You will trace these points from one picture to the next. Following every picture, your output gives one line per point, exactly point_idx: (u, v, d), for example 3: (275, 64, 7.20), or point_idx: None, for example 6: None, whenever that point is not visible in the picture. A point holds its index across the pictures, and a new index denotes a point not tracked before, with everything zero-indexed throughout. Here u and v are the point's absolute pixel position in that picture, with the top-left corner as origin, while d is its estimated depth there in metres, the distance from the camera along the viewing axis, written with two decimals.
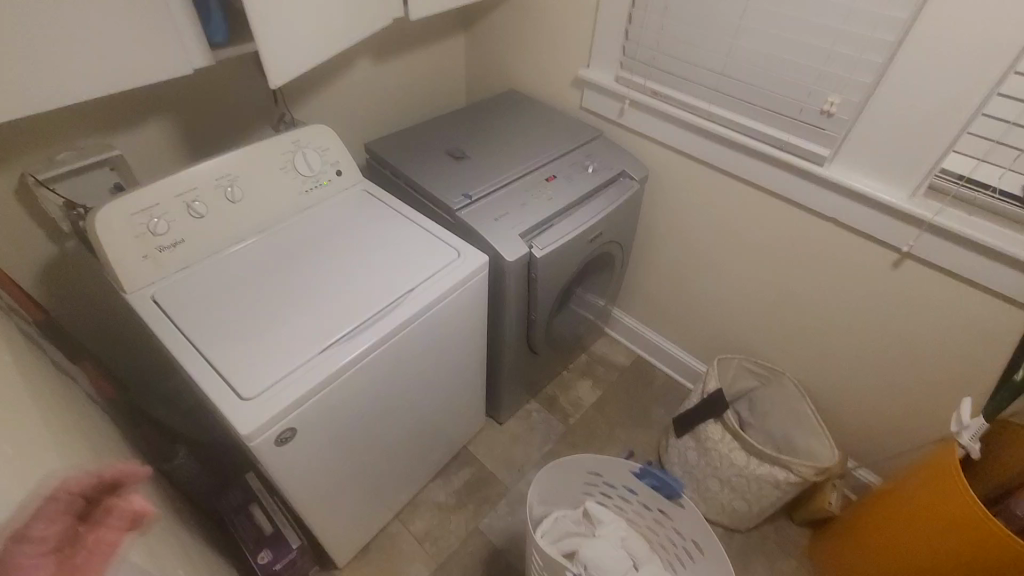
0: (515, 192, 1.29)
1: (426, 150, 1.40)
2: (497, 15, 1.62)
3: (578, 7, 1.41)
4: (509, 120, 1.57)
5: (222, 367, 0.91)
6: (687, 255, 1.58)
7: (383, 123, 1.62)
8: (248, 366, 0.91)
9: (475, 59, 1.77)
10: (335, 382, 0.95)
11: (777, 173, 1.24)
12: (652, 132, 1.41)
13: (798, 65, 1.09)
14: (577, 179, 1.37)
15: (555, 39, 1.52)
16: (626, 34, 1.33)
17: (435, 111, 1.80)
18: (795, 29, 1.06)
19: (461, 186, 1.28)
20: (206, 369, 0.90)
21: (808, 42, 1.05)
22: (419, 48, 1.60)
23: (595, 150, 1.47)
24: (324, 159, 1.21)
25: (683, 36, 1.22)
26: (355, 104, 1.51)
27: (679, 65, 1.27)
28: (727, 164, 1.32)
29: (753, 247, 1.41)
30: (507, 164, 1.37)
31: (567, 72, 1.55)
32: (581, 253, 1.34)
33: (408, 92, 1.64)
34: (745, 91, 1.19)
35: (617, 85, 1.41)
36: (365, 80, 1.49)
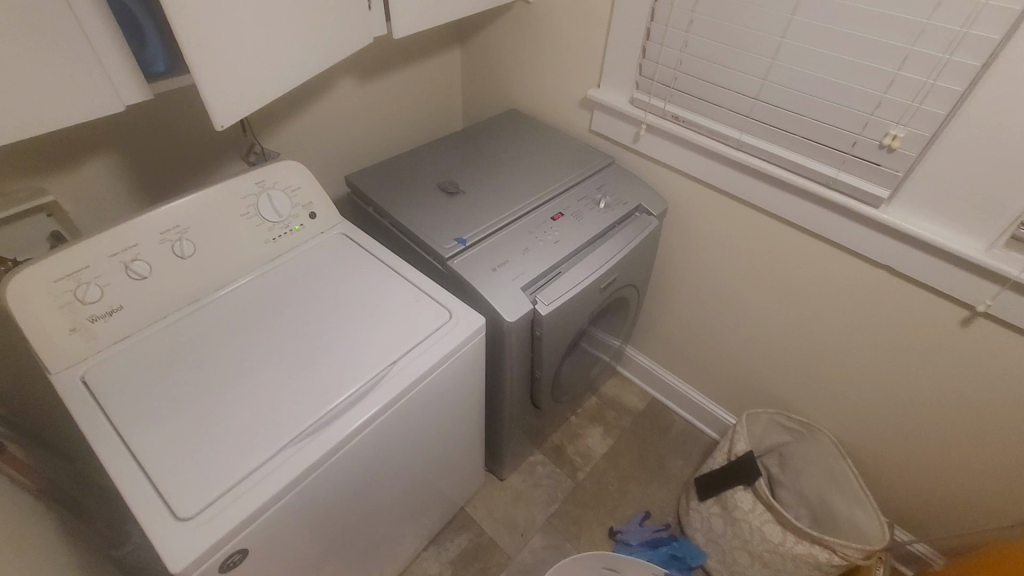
0: (517, 235, 1.12)
1: (415, 183, 1.23)
2: (495, 28, 1.46)
3: (588, 19, 1.25)
4: (510, 146, 1.40)
5: (159, 473, 0.74)
6: (711, 295, 1.41)
7: (369, 149, 1.46)
8: (194, 479, 0.74)
9: (471, 75, 1.60)
10: (298, 487, 0.78)
11: (823, 212, 1.06)
12: (672, 160, 1.24)
13: (851, 91, 0.91)
14: (587, 217, 1.19)
15: (561, 54, 1.36)
16: (643, 51, 1.16)
17: (429, 132, 1.64)
18: (849, 49, 0.88)
19: (454, 229, 1.11)
20: (136, 477, 0.74)
21: (866, 65, 0.88)
22: (410, 66, 1.44)
23: (606, 180, 1.30)
24: (295, 201, 1.04)
25: (711, 54, 1.05)
26: (336, 129, 1.34)
27: (705, 88, 1.09)
28: (762, 199, 1.14)
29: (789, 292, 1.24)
30: (508, 201, 1.20)
31: (575, 91, 1.38)
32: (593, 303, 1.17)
33: (397, 114, 1.48)
34: (784, 119, 1.01)
35: (632, 108, 1.24)
36: (347, 103, 1.33)
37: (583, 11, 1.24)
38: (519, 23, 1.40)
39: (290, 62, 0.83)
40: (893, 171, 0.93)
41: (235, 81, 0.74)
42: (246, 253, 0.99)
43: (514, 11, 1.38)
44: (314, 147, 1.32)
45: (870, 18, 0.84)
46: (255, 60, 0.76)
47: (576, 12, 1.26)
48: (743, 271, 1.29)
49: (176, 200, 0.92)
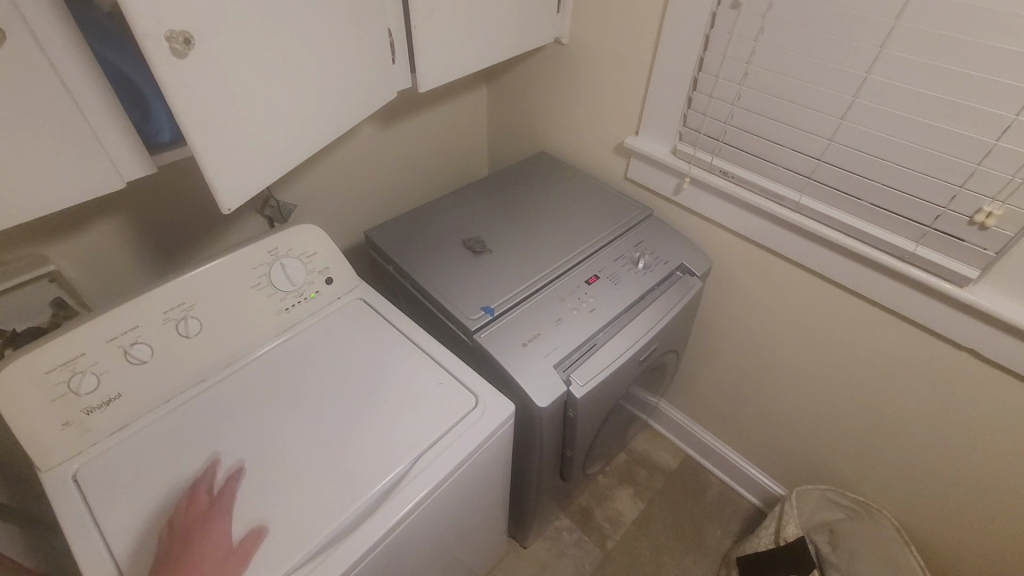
0: (550, 303, 1.03)
1: (439, 240, 1.15)
2: (524, 67, 1.38)
3: (627, 64, 1.15)
4: (540, 194, 1.31)
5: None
6: (757, 358, 1.29)
7: (390, 195, 1.38)
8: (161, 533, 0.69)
9: (498, 115, 1.52)
10: None
11: (895, 284, 0.95)
12: (718, 217, 1.14)
13: (935, 159, 0.80)
14: (625, 281, 1.10)
15: (597, 98, 1.26)
16: (689, 101, 1.06)
17: (453, 174, 1.56)
18: (936, 113, 0.77)
19: (482, 295, 1.02)
20: None
21: (956, 132, 0.76)
22: (434, 108, 1.36)
23: (645, 236, 1.20)
24: (310, 267, 0.97)
25: (767, 109, 0.95)
26: (356, 177, 1.27)
27: (758, 144, 0.99)
28: (821, 265, 1.03)
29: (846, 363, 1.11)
30: (539, 261, 1.11)
31: (610, 136, 1.29)
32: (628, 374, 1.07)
33: (420, 157, 1.40)
34: (852, 184, 0.91)
35: (675, 159, 1.14)
36: (368, 150, 1.26)
37: (622, 55, 1.15)
38: (551, 64, 1.31)
39: (307, 130, 0.76)
40: (981, 248, 0.81)
41: (245, 161, 0.66)
42: (258, 325, 0.92)
43: (546, 51, 1.30)
44: (332, 197, 1.24)
45: (964, 81, 0.73)
46: (267, 135, 0.69)
47: (615, 56, 1.17)
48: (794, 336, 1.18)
49: (184, 272, 0.85)
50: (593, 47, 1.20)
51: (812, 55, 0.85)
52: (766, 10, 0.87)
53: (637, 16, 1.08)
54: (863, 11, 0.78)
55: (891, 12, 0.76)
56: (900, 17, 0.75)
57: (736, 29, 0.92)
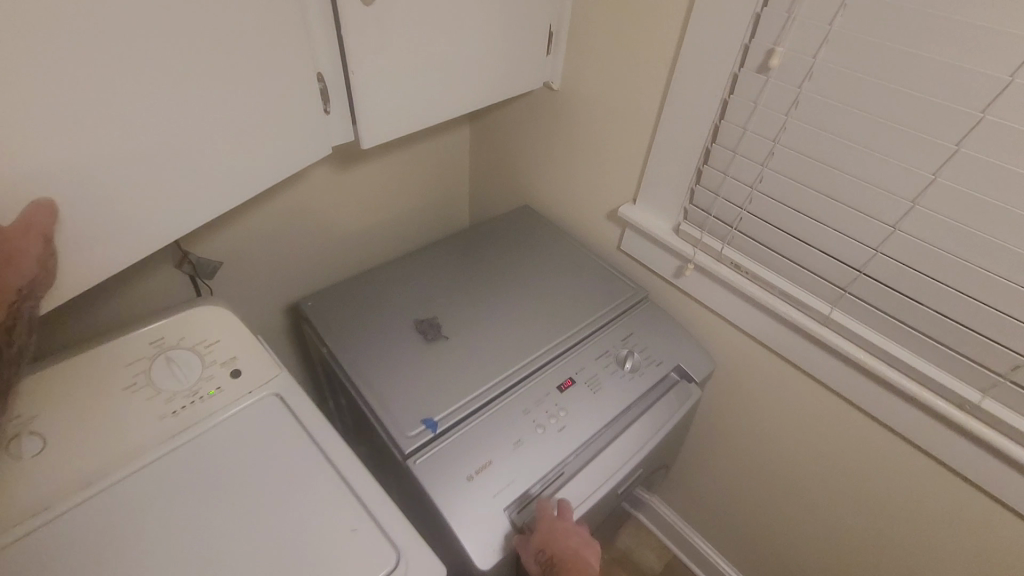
0: (509, 417, 0.82)
1: (387, 318, 0.95)
2: (511, 111, 1.19)
3: (627, 122, 0.97)
4: (517, 261, 1.12)
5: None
6: (761, 476, 1.08)
7: (346, 248, 1.19)
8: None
9: (481, 160, 1.34)
10: None
11: (945, 433, 0.74)
12: (726, 313, 0.94)
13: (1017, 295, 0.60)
14: (607, 388, 0.89)
15: (590, 155, 1.07)
16: (698, 174, 0.87)
17: (428, 222, 1.36)
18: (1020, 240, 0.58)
19: (426, 402, 0.82)
20: None
21: None
22: (403, 151, 1.17)
23: (635, 326, 1.00)
24: (209, 359, 0.80)
25: (795, 200, 0.75)
26: (302, 229, 1.08)
27: (780, 238, 0.79)
28: (851, 391, 0.82)
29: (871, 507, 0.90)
30: (503, 355, 0.91)
31: (604, 200, 1.09)
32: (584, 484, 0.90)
33: (384, 205, 1.21)
34: (899, 305, 0.71)
35: (676, 239, 0.94)
36: (318, 199, 1.07)
37: (621, 111, 0.96)
38: (541, 111, 1.12)
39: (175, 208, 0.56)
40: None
41: None
42: (131, 434, 0.72)
43: (535, 96, 1.11)
44: (269, 252, 1.05)
45: None
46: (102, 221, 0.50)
47: (613, 111, 0.98)
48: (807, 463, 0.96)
49: (43, 370, 0.71)
50: (589, 98, 1.01)
51: (860, 143, 0.66)
52: (803, 80, 0.67)
53: (642, 68, 0.89)
54: (934, 98, 0.58)
55: (973, 103, 0.56)
56: (986, 111, 0.56)
57: (761, 99, 0.73)
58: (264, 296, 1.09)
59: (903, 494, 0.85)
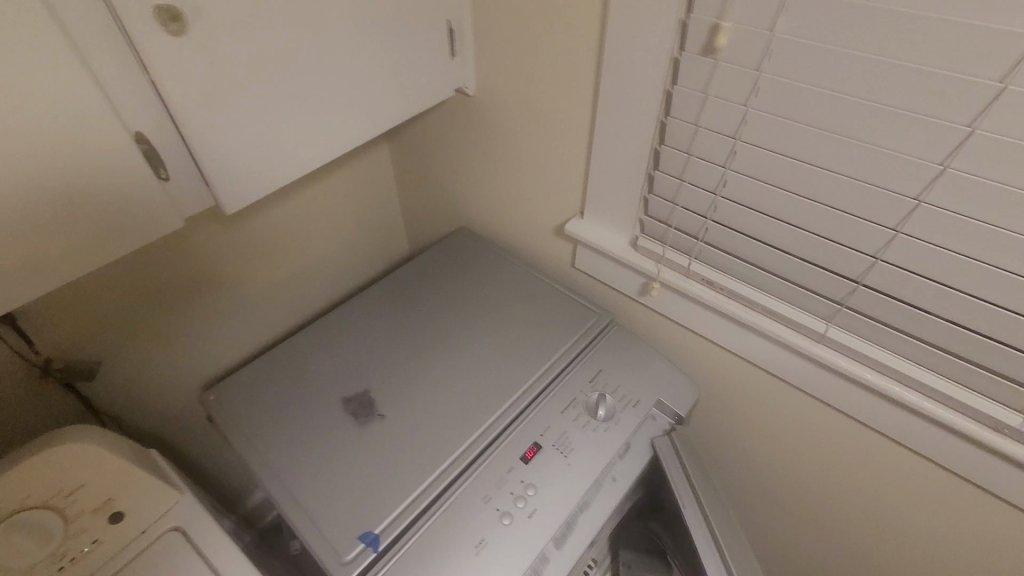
0: (467, 510, 0.68)
1: (310, 400, 0.80)
2: (429, 123, 1.02)
3: (559, 125, 0.81)
4: (460, 298, 0.96)
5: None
6: (761, 505, 0.95)
7: (262, 308, 1.02)
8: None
9: (408, 181, 1.17)
10: None
11: (973, 459, 0.61)
12: (702, 332, 0.81)
13: None
14: (580, 447, 0.75)
15: (523, 167, 0.92)
16: (649, 181, 0.72)
17: (358, 260, 1.19)
18: None
19: (362, 511, 0.67)
20: None
21: None
22: (308, 189, 1.00)
23: (606, 360, 0.86)
24: (75, 510, 0.63)
25: (769, 206, 0.61)
26: (199, 302, 0.91)
27: (757, 250, 0.65)
28: (859, 414, 0.69)
29: (888, 537, 0.78)
30: (453, 428, 0.76)
31: (547, 215, 0.94)
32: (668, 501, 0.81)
33: (300, 253, 1.04)
34: (906, 319, 0.58)
35: (635, 255, 0.80)
36: (212, 263, 0.89)
37: (550, 113, 0.81)
38: (461, 120, 0.96)
39: None
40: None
41: None
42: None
43: (451, 105, 0.95)
44: (161, 338, 0.87)
45: None
46: None
47: (540, 114, 0.83)
48: (811, 489, 0.84)
49: None
50: (510, 102, 0.85)
51: (841, 133, 0.52)
52: (760, 62, 0.53)
53: (566, 60, 0.73)
54: (935, 69, 0.44)
55: (987, 71, 0.43)
56: (1007, 82, 0.42)
57: (711, 87, 0.58)
58: (166, 387, 0.92)
59: (928, 523, 0.72)
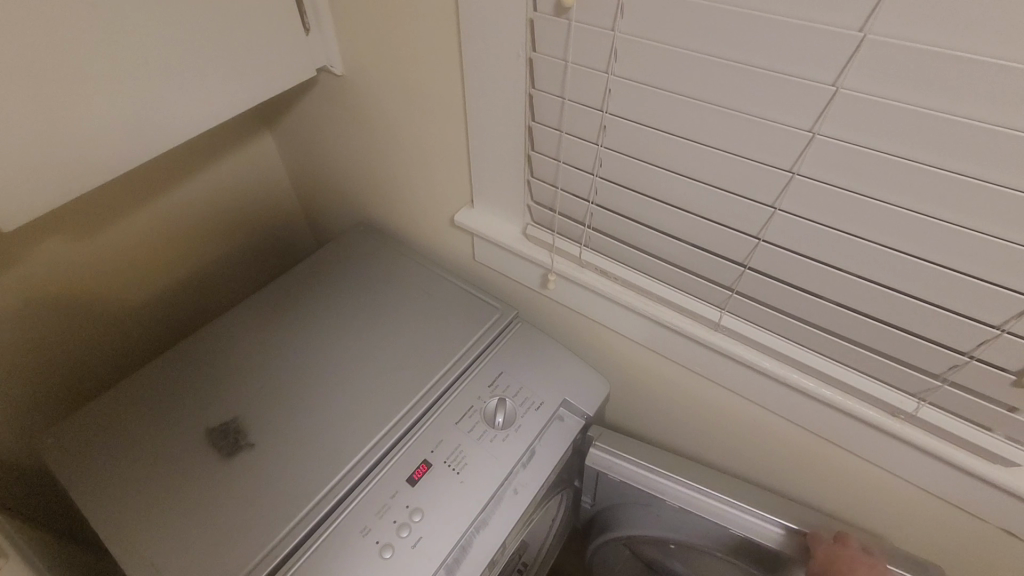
0: (343, 546, 0.61)
1: (166, 433, 0.69)
2: (307, 108, 0.91)
3: (434, 103, 0.72)
4: (352, 299, 0.87)
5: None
6: None
7: (129, 322, 0.91)
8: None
9: (298, 172, 1.06)
10: None
11: (870, 442, 0.58)
12: (605, 323, 0.75)
13: (929, 279, 0.44)
14: (476, 460, 0.69)
15: (408, 152, 0.83)
16: (529, 163, 0.65)
17: (248, 261, 1.08)
18: (925, 204, 0.40)
19: (222, 560, 0.59)
20: None
21: (965, 236, 0.40)
22: (171, 189, 0.88)
23: (508, 359, 0.80)
24: None
25: (647, 186, 0.55)
26: (46, 322, 0.79)
27: (642, 233, 0.59)
28: (763, 402, 0.65)
29: None
30: (332, 451, 0.68)
31: (440, 205, 0.86)
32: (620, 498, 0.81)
33: (172, 259, 0.93)
34: (793, 301, 0.53)
35: (527, 244, 0.73)
36: (55, 276, 0.78)
37: (423, 91, 0.72)
38: (338, 103, 0.86)
39: None
40: (1015, 414, 0.47)
41: None
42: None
43: (324, 86, 0.85)
44: None
45: (973, 147, 0.36)
46: None
47: (414, 91, 0.73)
48: None
49: None
50: (382, 81, 0.76)
51: (707, 99, 0.45)
52: (615, 21, 0.46)
53: (430, 28, 0.64)
54: (793, 19, 0.38)
55: (845, 20, 0.37)
56: (867, 31, 0.36)
57: (572, 52, 0.51)
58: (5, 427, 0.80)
59: (837, 506, 0.69)
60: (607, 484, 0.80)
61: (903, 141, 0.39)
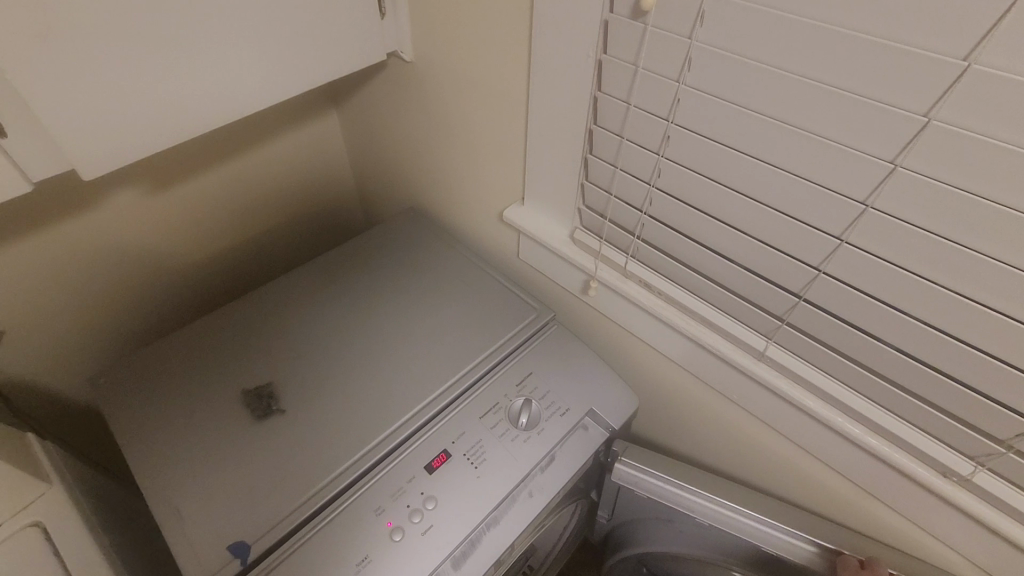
0: (356, 522, 0.62)
1: (207, 387, 0.72)
2: (374, 90, 0.93)
3: (497, 98, 0.72)
4: (394, 281, 0.88)
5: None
6: None
7: (187, 278, 0.96)
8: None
9: (358, 152, 1.08)
10: None
11: (916, 501, 0.54)
12: (642, 337, 0.73)
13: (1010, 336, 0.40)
14: (495, 456, 0.69)
15: (465, 143, 0.83)
16: (585, 166, 0.64)
17: (302, 232, 1.12)
18: (1014, 254, 0.37)
19: (243, 516, 0.62)
20: None
21: None
22: (240, 156, 0.92)
23: (540, 361, 0.79)
24: None
25: (704, 202, 0.53)
26: (115, 269, 0.85)
27: (694, 250, 0.57)
28: (802, 441, 0.61)
29: None
30: (357, 428, 0.69)
31: (490, 199, 0.86)
32: (641, 513, 0.78)
33: (233, 223, 0.97)
34: (849, 341, 0.50)
35: (573, 248, 0.72)
36: (128, 226, 0.83)
37: (488, 84, 0.72)
38: (403, 89, 0.87)
39: None
40: None
41: None
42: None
43: (392, 70, 0.86)
44: (61, 310, 0.81)
45: None
46: None
47: (478, 84, 0.74)
48: None
49: None
50: (449, 71, 0.76)
51: (781, 118, 0.43)
52: (693, 28, 0.44)
53: (502, 23, 0.64)
54: (889, 40, 0.36)
55: (949, 46, 0.34)
56: (972, 60, 0.33)
57: (643, 57, 0.49)
58: (64, 363, 0.86)
59: None
60: (628, 497, 0.78)
61: (999, 185, 0.35)
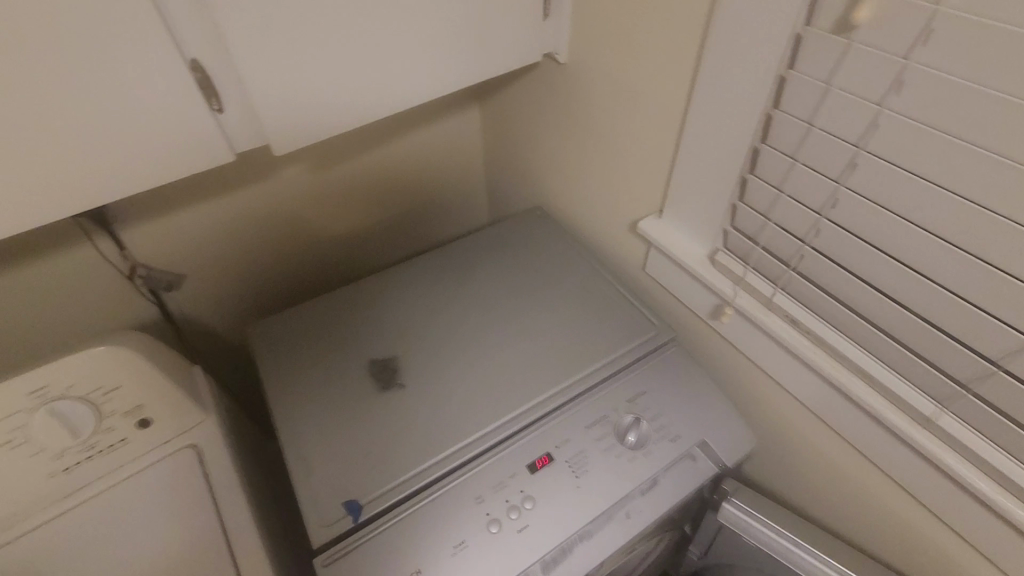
0: (457, 506, 0.64)
1: (339, 352, 0.79)
2: (521, 89, 0.95)
3: (651, 106, 0.70)
4: (515, 278, 0.90)
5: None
6: None
7: (332, 249, 1.06)
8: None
9: (494, 148, 1.11)
10: None
11: None
12: (775, 376, 0.67)
13: None
14: (597, 470, 0.68)
15: (606, 149, 0.82)
16: (742, 185, 0.60)
17: (433, 219, 1.18)
18: None
19: (358, 478, 0.66)
20: None
21: None
22: (392, 145, 0.99)
23: (654, 381, 0.76)
24: (108, 410, 0.67)
25: (887, 241, 0.47)
26: (278, 235, 0.96)
27: (864, 293, 0.52)
28: (937, 511, 0.55)
29: None
30: (467, 416, 0.72)
31: (624, 207, 0.84)
32: (743, 561, 0.73)
33: (376, 205, 1.06)
34: None
35: (710, 270, 0.68)
36: (293, 199, 0.93)
37: (643, 91, 0.70)
38: (550, 90, 0.88)
39: None
40: None
41: None
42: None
43: (541, 71, 0.87)
44: (232, 265, 0.94)
45: None
46: None
47: (632, 90, 0.72)
48: None
49: None
50: (603, 75, 0.75)
51: (1016, 156, 0.37)
52: (913, 47, 0.39)
53: (672, 30, 0.62)
54: None
55: None
56: None
57: (839, 75, 0.45)
58: (228, 310, 0.98)
59: None
60: (731, 541, 0.73)
61: None
